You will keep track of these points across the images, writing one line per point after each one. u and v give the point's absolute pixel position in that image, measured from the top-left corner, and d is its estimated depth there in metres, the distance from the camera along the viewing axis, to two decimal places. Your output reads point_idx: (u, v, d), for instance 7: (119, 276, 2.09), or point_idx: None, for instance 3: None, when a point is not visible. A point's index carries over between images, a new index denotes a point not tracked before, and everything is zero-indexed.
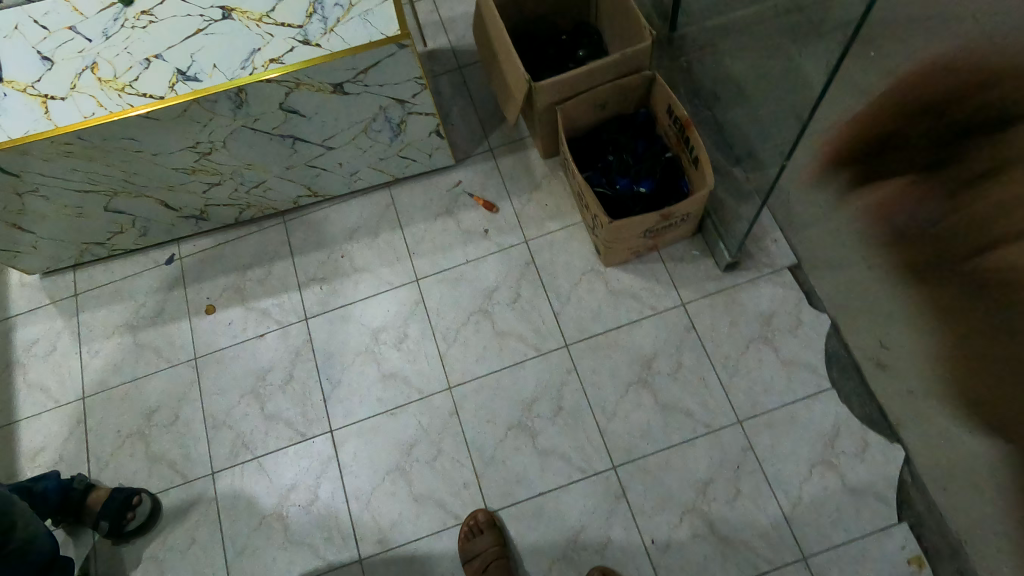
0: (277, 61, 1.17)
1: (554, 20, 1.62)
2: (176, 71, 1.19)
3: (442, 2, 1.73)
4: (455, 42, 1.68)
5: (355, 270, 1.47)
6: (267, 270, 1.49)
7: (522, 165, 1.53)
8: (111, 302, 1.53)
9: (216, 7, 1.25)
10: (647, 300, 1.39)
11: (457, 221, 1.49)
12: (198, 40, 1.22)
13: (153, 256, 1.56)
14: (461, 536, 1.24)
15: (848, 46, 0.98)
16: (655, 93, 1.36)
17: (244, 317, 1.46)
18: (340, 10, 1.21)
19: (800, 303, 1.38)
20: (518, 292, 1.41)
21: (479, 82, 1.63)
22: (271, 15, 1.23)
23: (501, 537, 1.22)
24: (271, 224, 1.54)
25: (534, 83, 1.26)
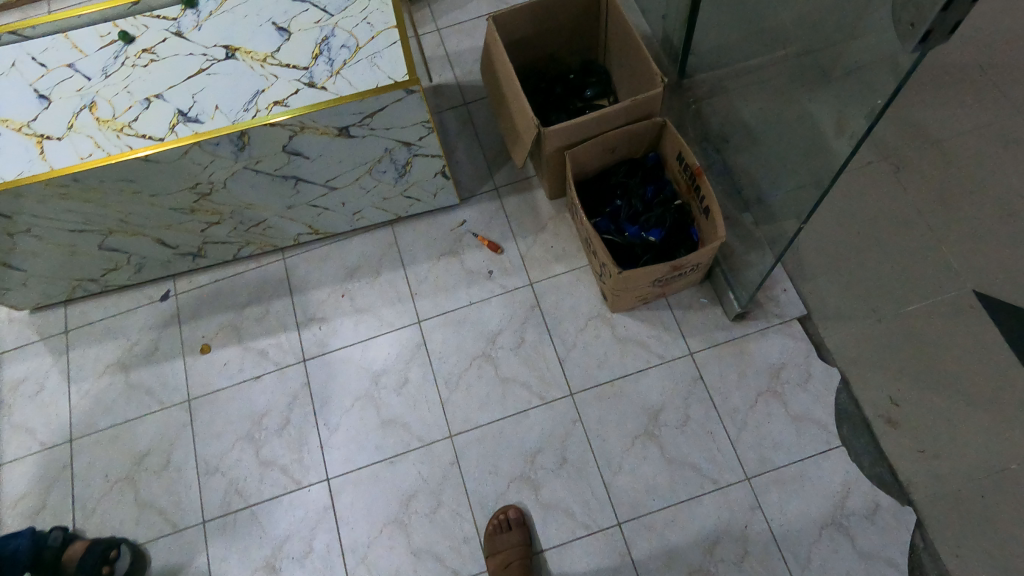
0: (282, 104, 1.14)
1: (562, 59, 1.59)
2: (177, 112, 1.17)
3: (449, 36, 1.71)
4: (461, 78, 1.65)
5: (355, 310, 1.43)
6: (264, 308, 1.46)
7: (528, 206, 1.49)
8: (103, 340, 1.51)
9: (219, 46, 1.23)
10: (655, 348, 1.36)
11: (461, 261, 1.45)
12: (199, 80, 1.20)
13: (147, 292, 1.54)
14: (488, 528, 1.24)
15: (878, 119, 0.95)
16: (665, 140, 1.34)
17: (241, 356, 1.43)
18: (347, 52, 1.18)
19: (810, 357, 1.36)
20: (523, 337, 1.37)
21: (484, 119, 1.60)
22: (276, 55, 1.20)
23: (527, 539, 1.22)
24: (270, 260, 1.50)
25: (544, 129, 1.23)
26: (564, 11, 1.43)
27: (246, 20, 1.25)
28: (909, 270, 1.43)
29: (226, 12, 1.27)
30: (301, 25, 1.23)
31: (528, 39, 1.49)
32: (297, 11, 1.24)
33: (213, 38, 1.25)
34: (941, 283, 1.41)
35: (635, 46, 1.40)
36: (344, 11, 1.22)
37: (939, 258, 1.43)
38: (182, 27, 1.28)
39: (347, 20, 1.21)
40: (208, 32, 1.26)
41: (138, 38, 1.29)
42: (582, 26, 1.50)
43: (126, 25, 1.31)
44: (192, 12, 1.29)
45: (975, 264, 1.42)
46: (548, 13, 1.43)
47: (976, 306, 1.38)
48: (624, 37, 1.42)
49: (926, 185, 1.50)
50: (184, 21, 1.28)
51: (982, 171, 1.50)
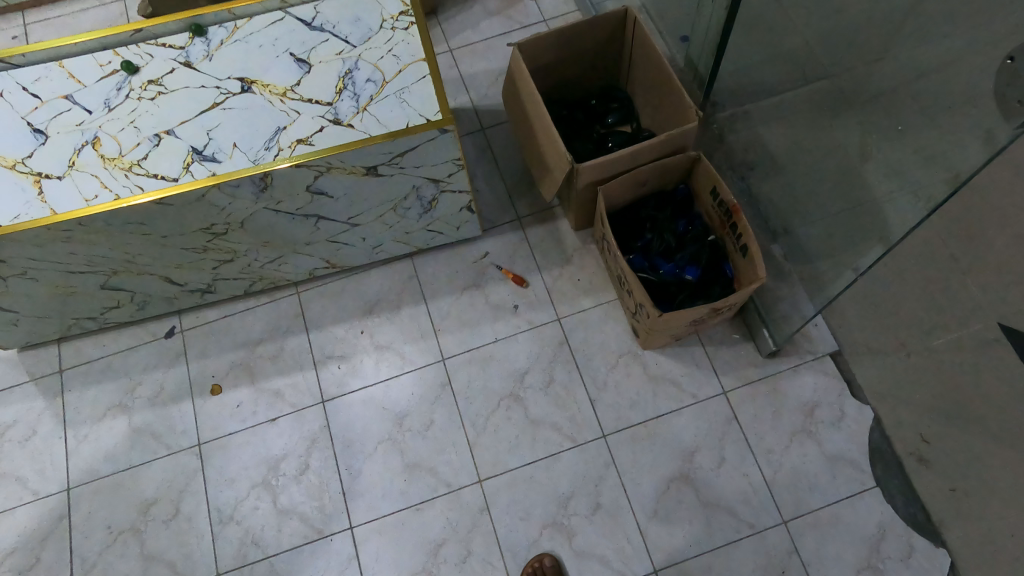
0: (306, 143, 1.09)
1: (584, 82, 1.52)
2: (191, 149, 1.12)
3: (462, 58, 1.66)
4: (477, 102, 1.59)
5: (376, 347, 1.38)
6: (279, 346, 1.41)
7: (553, 238, 1.44)
8: (102, 380, 1.44)
9: (234, 78, 1.18)
10: (688, 387, 1.33)
11: (485, 295, 1.40)
12: (214, 115, 1.15)
13: (151, 328, 1.48)
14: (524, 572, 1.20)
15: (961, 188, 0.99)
16: (697, 173, 1.29)
17: (255, 398, 1.37)
18: (373, 86, 1.12)
19: (842, 395, 1.34)
20: (551, 375, 1.33)
21: (503, 145, 1.54)
22: (296, 89, 1.14)
23: None
24: (283, 295, 1.45)
25: (577, 165, 1.17)
26: (589, 36, 1.37)
27: (260, 50, 1.19)
28: (936, 304, 1.42)
29: (239, 41, 1.21)
30: (322, 56, 1.17)
31: (550, 64, 1.42)
32: (316, 41, 1.18)
33: (225, 69, 1.19)
34: (966, 317, 1.41)
35: (663, 73, 1.33)
36: (367, 42, 1.17)
37: (963, 291, 1.43)
38: (191, 56, 1.22)
39: (371, 52, 1.16)
40: (221, 62, 1.20)
41: (143, 68, 1.23)
42: (604, 50, 1.43)
43: (128, 53, 1.25)
44: (201, 40, 1.24)
45: (999, 297, 1.42)
46: (572, 38, 1.36)
47: (1002, 340, 1.38)
48: (651, 65, 1.36)
49: (947, 217, 1.50)
50: (193, 51, 1.23)
51: (1002, 204, 1.51)
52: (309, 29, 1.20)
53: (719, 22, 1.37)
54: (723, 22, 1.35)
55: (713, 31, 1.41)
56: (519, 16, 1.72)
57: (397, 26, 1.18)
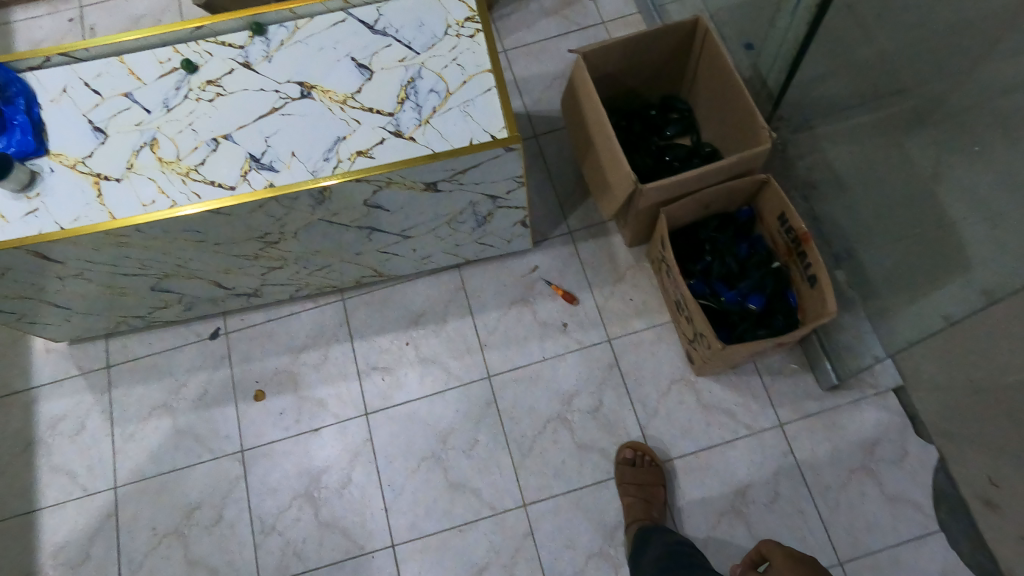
0: (367, 155, 1.06)
1: (646, 91, 1.44)
2: (249, 156, 1.09)
3: (517, 60, 1.60)
4: (530, 107, 1.54)
5: (420, 360, 1.35)
6: (323, 354, 1.39)
7: (605, 252, 1.38)
8: (147, 379, 1.44)
9: (294, 82, 1.14)
10: (742, 418, 1.28)
11: (533, 311, 1.36)
12: (272, 121, 1.11)
13: (194, 329, 1.46)
14: None
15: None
16: (764, 196, 1.23)
17: (298, 406, 1.36)
18: (436, 97, 1.09)
19: (906, 432, 1.28)
20: (601, 399, 1.29)
21: (556, 155, 1.48)
22: (357, 96, 1.11)
23: None
24: (328, 301, 1.43)
25: (642, 187, 1.11)
26: (657, 44, 1.30)
27: (321, 53, 1.16)
28: None
29: (299, 42, 1.18)
30: (384, 62, 1.13)
31: (614, 74, 1.36)
32: (379, 46, 1.15)
33: (284, 72, 1.15)
34: None
35: (733, 88, 1.26)
36: (430, 48, 1.13)
37: None
38: (249, 56, 1.18)
39: (434, 60, 1.12)
40: (279, 65, 1.16)
41: (201, 67, 1.19)
42: (668, 59, 1.36)
43: (187, 50, 1.21)
44: (260, 40, 1.19)
45: None
46: (639, 46, 1.29)
47: None
48: (721, 78, 1.29)
49: None
50: (252, 51, 1.18)
51: None
52: (371, 33, 1.16)
53: (800, 32, 1.26)
54: (806, 33, 1.24)
55: (791, 42, 1.30)
56: (577, 17, 1.65)
57: (462, 33, 1.14)
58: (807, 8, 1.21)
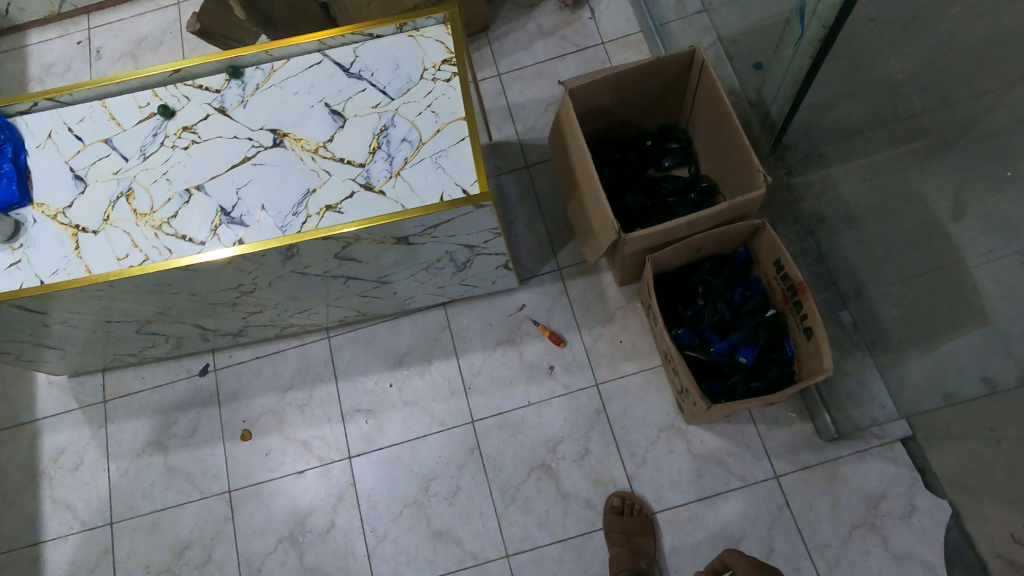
0: (335, 210, 1.01)
1: (639, 121, 1.37)
2: (219, 209, 1.06)
3: (511, 84, 1.54)
4: (522, 135, 1.47)
5: (405, 403, 1.33)
6: (308, 394, 1.39)
7: (595, 290, 1.33)
8: (141, 415, 1.46)
9: (266, 129, 1.09)
10: (735, 469, 1.22)
11: (519, 352, 1.31)
12: (244, 172, 1.07)
13: (186, 364, 1.47)
14: None
15: None
16: (760, 240, 1.16)
17: (284, 447, 1.37)
18: (408, 147, 1.02)
19: (913, 485, 1.21)
20: (587, 447, 1.25)
21: (548, 187, 1.42)
22: (329, 145, 1.05)
23: None
24: (314, 339, 1.42)
25: (624, 237, 1.06)
26: (651, 76, 1.23)
27: (294, 98, 1.10)
28: None
29: (274, 87, 1.11)
30: (357, 108, 1.06)
31: (607, 108, 1.29)
32: (353, 90, 1.08)
33: (258, 119, 1.10)
34: None
35: (731, 124, 1.18)
36: (405, 93, 1.05)
37: None
38: (226, 101, 1.13)
39: (409, 106, 1.04)
40: (253, 111, 1.11)
41: (179, 112, 1.15)
42: (664, 90, 1.29)
43: (166, 94, 1.17)
44: (236, 83, 1.14)
45: None
46: (631, 79, 1.22)
47: None
48: (717, 112, 1.22)
49: None
50: (228, 96, 1.14)
51: None
52: (346, 76, 1.09)
53: (803, 67, 1.18)
54: (809, 70, 1.16)
55: (793, 77, 1.22)
56: (575, 37, 1.58)
57: (439, 77, 1.06)
58: (808, 45, 1.13)
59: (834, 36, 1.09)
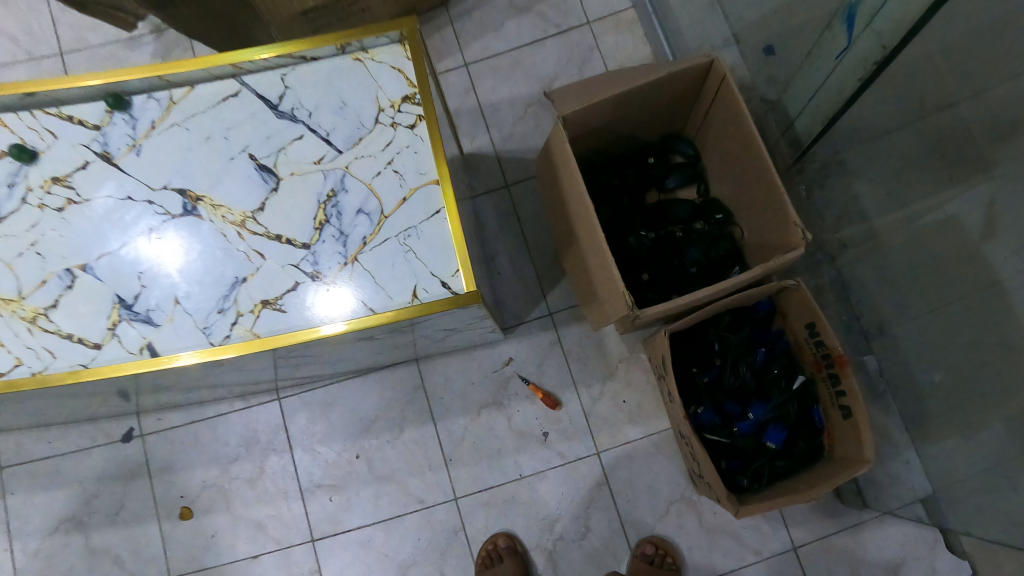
0: (275, 306, 0.77)
1: (640, 134, 1.14)
2: (116, 299, 0.79)
3: (481, 78, 1.27)
4: (499, 145, 1.22)
5: (375, 477, 1.15)
6: (258, 467, 1.19)
7: (593, 341, 1.13)
8: (51, 487, 1.22)
9: (172, 189, 0.82)
10: (750, 541, 1.10)
11: (508, 416, 1.12)
12: (146, 248, 0.81)
13: (104, 427, 1.22)
14: None
15: None
16: (792, 297, 1.00)
17: (232, 527, 1.18)
18: (366, 223, 0.78)
19: (936, 549, 1.12)
20: (588, 524, 1.09)
21: (533, 213, 1.18)
22: (259, 217, 0.80)
23: None
24: (261, 400, 1.21)
25: (642, 315, 0.87)
26: (659, 92, 1.00)
27: (206, 145, 0.83)
28: None
29: (176, 126, 0.83)
30: (294, 164, 0.81)
31: (605, 128, 1.06)
32: (286, 137, 0.82)
33: (158, 172, 0.82)
34: None
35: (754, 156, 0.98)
36: (358, 145, 0.81)
37: None
38: (110, 144, 0.83)
39: (363, 162, 0.80)
40: (149, 161, 0.83)
41: (43, 154, 0.83)
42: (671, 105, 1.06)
43: (19, 125, 0.84)
44: (122, 117, 0.84)
45: None
46: (635, 99, 1.00)
47: None
48: (738, 137, 1.00)
49: None
50: (111, 136, 0.83)
51: None
52: (276, 116, 0.82)
53: (845, 87, 0.98)
54: (854, 92, 0.96)
55: (830, 94, 1.02)
56: (556, 16, 1.31)
57: (400, 121, 0.81)
58: (856, 62, 0.93)
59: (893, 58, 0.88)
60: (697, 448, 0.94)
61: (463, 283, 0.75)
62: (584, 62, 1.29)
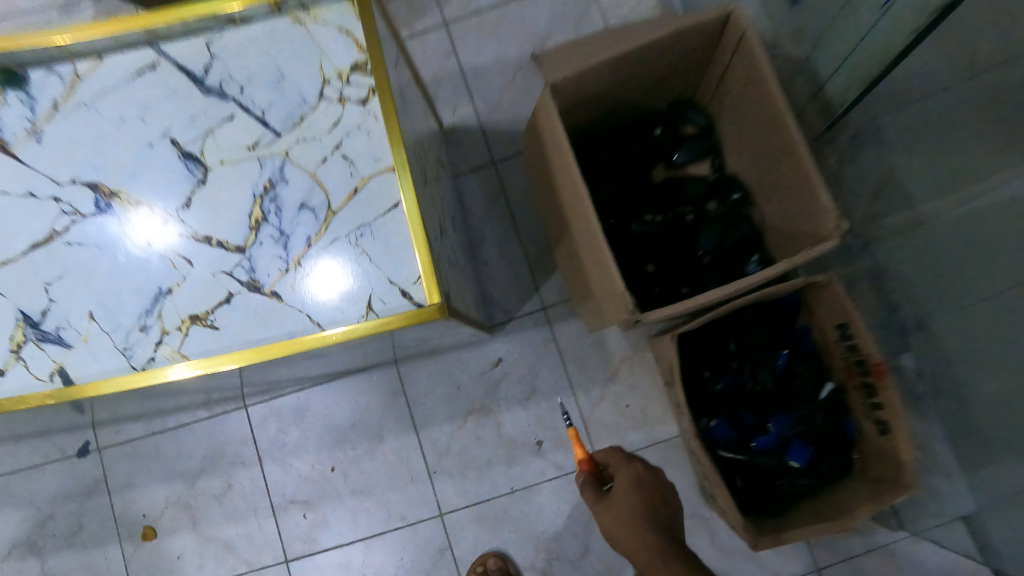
0: (206, 322, 0.65)
1: (648, 99, 0.97)
2: (20, 318, 0.67)
3: (463, 37, 1.09)
4: (484, 115, 1.05)
5: (351, 492, 1.04)
6: (226, 482, 1.10)
7: (592, 339, 1.00)
8: (7, 512, 1.13)
9: (80, 183, 0.69)
10: (766, 563, 1.02)
11: (497, 424, 1.01)
12: (54, 256, 0.69)
13: (57, 443, 1.13)
14: None
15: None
16: (821, 293, 0.84)
17: (200, 551, 1.09)
18: (312, 219, 0.65)
19: None
20: (586, 545, 0.98)
21: (524, 191, 1.04)
22: (184, 216, 0.68)
23: None
24: (227, 408, 1.11)
25: (645, 321, 0.72)
26: (652, 58, 0.85)
27: (118, 129, 0.70)
28: None
29: (82, 106, 0.70)
30: (223, 153, 0.69)
31: (608, 94, 0.90)
32: (213, 119, 0.69)
33: (64, 163, 0.70)
34: None
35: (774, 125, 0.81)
36: (298, 126, 0.68)
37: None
38: (4, 130, 0.70)
39: (305, 147, 0.67)
40: (54, 151, 0.70)
41: None
42: (682, 66, 0.90)
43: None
44: (18, 98, 0.70)
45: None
46: (640, 58, 0.83)
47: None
48: (754, 117, 0.86)
49: None
50: (5, 120, 0.70)
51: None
52: (201, 92, 0.70)
53: (882, 53, 0.79)
54: (896, 58, 0.77)
55: (861, 58, 0.84)
56: None
57: (348, 96, 0.67)
58: (895, 23, 0.74)
59: (936, 27, 0.70)
60: (711, 474, 0.83)
61: (424, 291, 0.62)
62: (583, 17, 1.09)
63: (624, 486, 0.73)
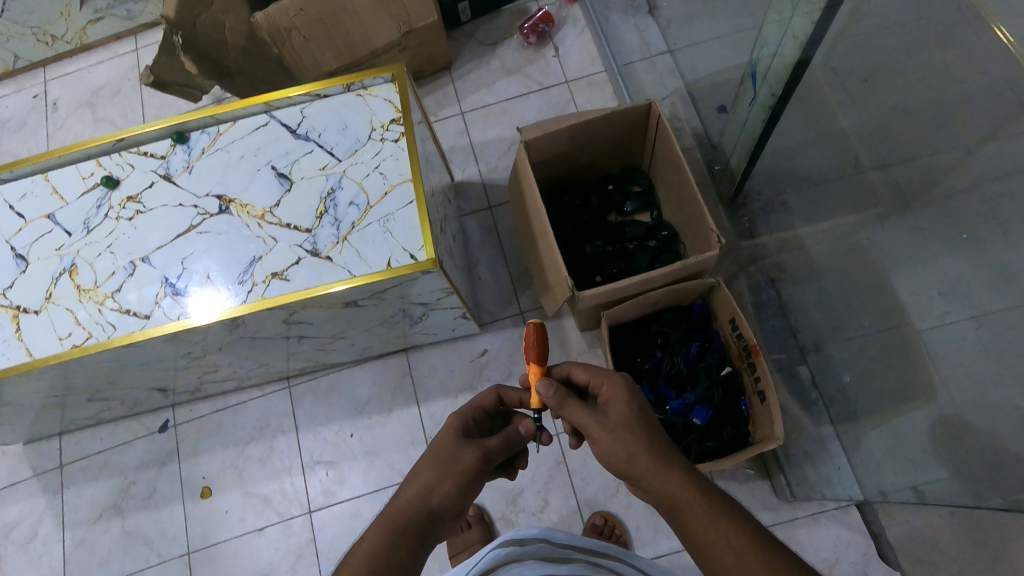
0: (281, 276, 1.00)
1: (602, 165, 1.34)
2: (164, 280, 1.03)
3: (473, 122, 1.51)
4: (485, 174, 1.45)
5: (366, 452, 1.34)
6: (269, 447, 1.38)
7: (556, 336, 1.32)
8: (98, 477, 1.40)
9: (213, 195, 1.08)
10: None
11: None
12: (189, 241, 1.05)
13: (145, 422, 1.43)
14: None
15: None
16: (717, 296, 1.13)
17: (243, 504, 1.34)
18: (355, 211, 1.02)
19: (869, 555, 1.18)
20: (546, 499, 1.24)
21: (510, 229, 1.42)
22: (275, 211, 1.05)
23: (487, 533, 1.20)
24: (275, 388, 1.42)
25: (577, 295, 1.04)
26: (606, 127, 1.20)
27: (239, 162, 1.09)
28: None
29: (220, 151, 1.11)
30: (304, 172, 1.07)
31: (570, 156, 1.27)
32: (302, 153, 1.08)
33: (204, 185, 1.09)
34: None
35: (682, 177, 1.16)
36: (353, 155, 1.06)
37: None
38: (171, 168, 1.11)
39: (356, 168, 1.05)
40: (198, 177, 1.10)
41: (123, 181, 1.11)
42: (625, 142, 1.27)
43: (110, 163, 1.13)
44: (182, 149, 1.12)
45: None
46: (589, 130, 1.20)
47: None
48: (672, 176, 1.22)
49: None
50: (173, 161, 1.11)
51: None
52: (294, 137, 1.10)
53: (756, 129, 1.16)
54: (761, 132, 1.14)
55: (748, 135, 1.20)
56: (538, 75, 1.54)
57: (387, 137, 1.06)
58: (760, 108, 1.10)
59: (782, 106, 1.06)
60: None
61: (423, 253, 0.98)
62: (561, 111, 1.50)
63: (621, 402, 0.74)
